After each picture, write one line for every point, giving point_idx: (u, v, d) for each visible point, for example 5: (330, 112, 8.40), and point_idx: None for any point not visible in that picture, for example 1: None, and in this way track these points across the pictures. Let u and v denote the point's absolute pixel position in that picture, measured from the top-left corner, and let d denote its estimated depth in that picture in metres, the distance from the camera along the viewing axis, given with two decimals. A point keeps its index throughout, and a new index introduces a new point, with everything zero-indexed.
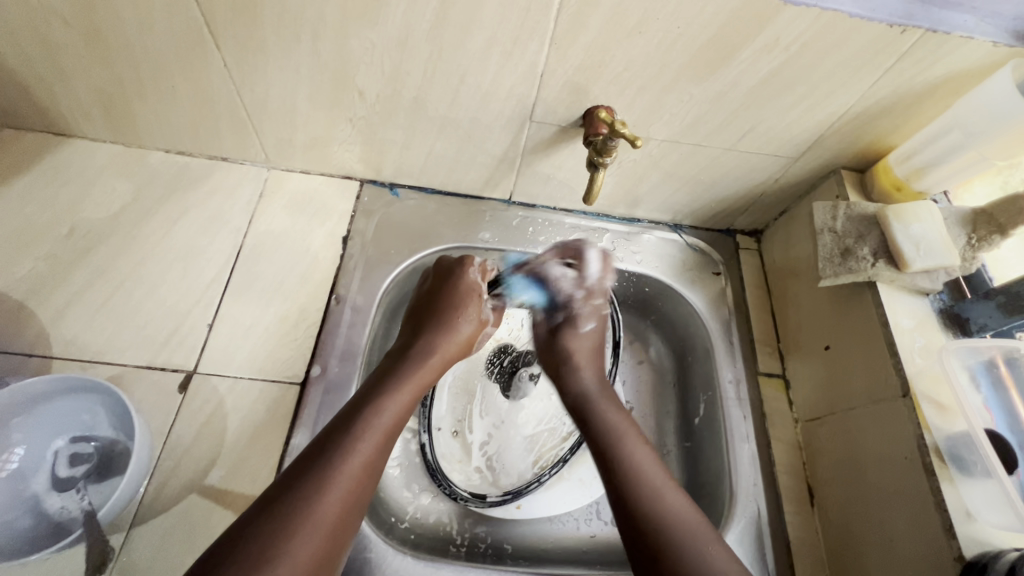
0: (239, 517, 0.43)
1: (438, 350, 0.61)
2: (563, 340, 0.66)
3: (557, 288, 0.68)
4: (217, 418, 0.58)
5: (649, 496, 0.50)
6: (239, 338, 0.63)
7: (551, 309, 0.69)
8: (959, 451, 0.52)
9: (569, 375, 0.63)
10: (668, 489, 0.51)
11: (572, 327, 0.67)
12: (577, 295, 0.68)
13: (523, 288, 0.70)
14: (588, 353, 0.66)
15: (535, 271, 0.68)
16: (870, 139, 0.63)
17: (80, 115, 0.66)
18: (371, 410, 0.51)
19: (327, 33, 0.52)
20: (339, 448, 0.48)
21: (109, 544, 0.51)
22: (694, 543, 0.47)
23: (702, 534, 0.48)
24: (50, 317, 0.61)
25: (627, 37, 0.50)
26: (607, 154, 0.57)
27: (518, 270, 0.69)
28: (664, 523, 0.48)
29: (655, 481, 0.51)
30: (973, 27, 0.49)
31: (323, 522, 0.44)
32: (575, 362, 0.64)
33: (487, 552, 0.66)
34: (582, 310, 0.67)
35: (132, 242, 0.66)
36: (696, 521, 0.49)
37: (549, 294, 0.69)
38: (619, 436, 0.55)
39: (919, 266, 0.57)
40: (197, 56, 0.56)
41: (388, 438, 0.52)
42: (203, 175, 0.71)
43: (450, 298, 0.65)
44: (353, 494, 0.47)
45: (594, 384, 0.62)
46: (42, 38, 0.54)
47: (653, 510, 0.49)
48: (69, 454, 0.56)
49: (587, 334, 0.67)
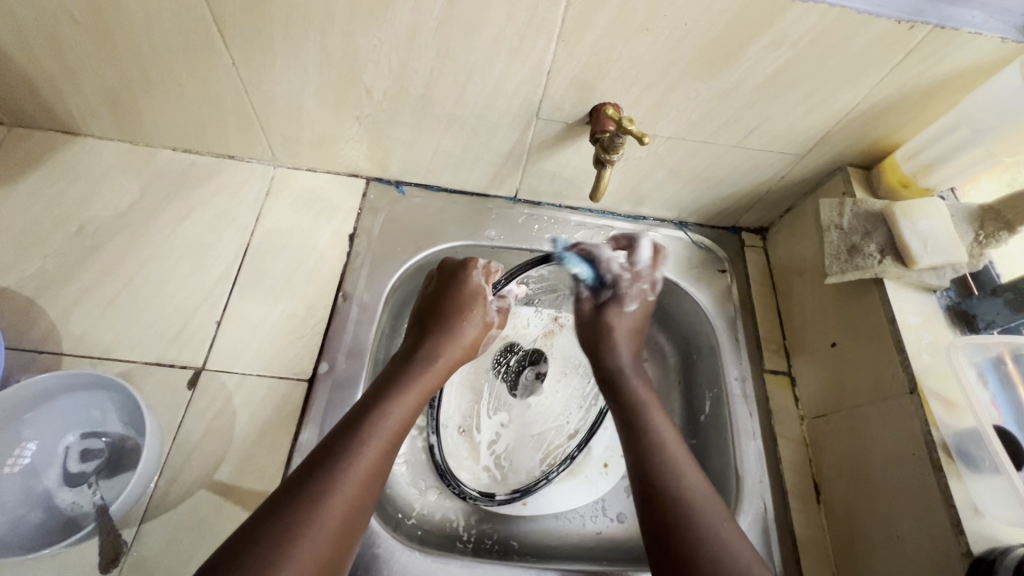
0: (246, 521, 0.43)
1: (442, 355, 0.61)
2: (606, 317, 0.67)
3: (608, 269, 0.69)
4: (226, 415, 0.58)
5: (668, 468, 0.51)
6: (247, 335, 0.63)
7: (599, 288, 0.69)
8: (967, 447, 0.52)
9: (606, 351, 0.64)
10: (687, 462, 0.52)
11: (616, 305, 0.67)
12: (625, 276, 0.68)
13: (578, 265, 0.70)
14: (628, 332, 0.66)
15: (588, 251, 0.69)
16: (877, 136, 0.63)
17: (89, 113, 0.66)
18: (376, 415, 0.52)
19: (335, 32, 0.53)
20: (344, 452, 0.48)
21: (120, 539, 0.52)
22: (706, 516, 0.47)
23: (717, 511, 0.48)
24: (59, 315, 0.61)
25: (634, 34, 0.50)
26: (613, 151, 0.57)
27: (572, 248, 0.70)
28: (679, 495, 0.49)
29: (676, 458, 0.52)
30: (980, 23, 0.49)
31: (329, 525, 0.44)
32: (613, 339, 0.65)
33: (494, 548, 0.66)
34: (629, 290, 0.68)
35: (140, 239, 0.67)
36: (713, 501, 0.49)
37: (600, 273, 0.69)
38: (646, 410, 0.57)
39: (927, 263, 0.57)
40: (206, 54, 0.56)
41: (393, 443, 0.52)
42: (210, 173, 0.72)
43: (455, 300, 0.65)
44: (359, 498, 0.47)
45: (629, 364, 0.63)
46: (52, 37, 0.55)
47: (671, 481, 0.50)
48: (80, 450, 0.56)
49: (630, 315, 0.67)
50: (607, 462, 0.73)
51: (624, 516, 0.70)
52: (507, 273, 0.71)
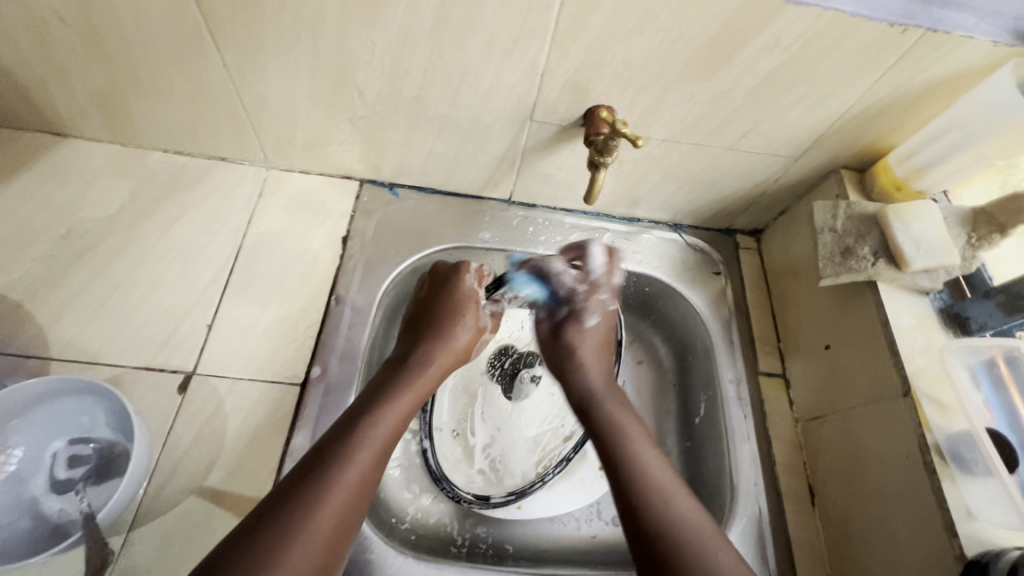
0: (237, 527, 0.43)
1: (435, 360, 0.61)
2: (568, 336, 0.66)
3: (559, 284, 0.67)
4: (217, 419, 0.58)
5: (655, 501, 0.50)
6: (239, 339, 0.62)
7: (554, 305, 0.69)
8: (960, 450, 0.52)
9: (575, 373, 0.63)
10: (676, 491, 0.51)
11: (576, 322, 0.67)
12: (579, 290, 0.67)
13: (528, 284, 0.68)
14: (595, 348, 0.66)
15: (537, 267, 0.67)
16: (870, 139, 0.63)
17: (79, 115, 0.65)
18: (369, 419, 0.51)
19: (327, 33, 0.52)
20: (337, 457, 0.48)
21: (108, 547, 0.51)
22: (703, 548, 0.47)
23: (712, 545, 0.47)
24: (48, 319, 0.60)
25: (628, 36, 0.50)
26: (607, 153, 0.57)
27: (523, 268, 0.68)
28: (672, 526, 0.48)
29: (665, 488, 0.51)
30: (973, 26, 0.49)
31: (320, 532, 0.44)
32: (579, 357, 0.65)
33: (488, 552, 0.66)
34: (586, 305, 0.67)
35: (130, 242, 0.66)
36: (706, 532, 0.48)
37: (553, 291, 0.68)
38: (624, 437, 0.55)
39: (920, 266, 0.57)
40: (197, 56, 0.56)
41: (386, 448, 0.51)
42: (202, 175, 0.71)
43: (448, 306, 0.65)
44: (351, 505, 0.46)
45: (600, 383, 0.62)
46: (39, 38, 0.54)
47: (661, 513, 0.49)
48: (68, 457, 0.56)
49: (592, 330, 0.67)
50: (601, 465, 0.73)
51: (619, 519, 0.70)
52: (496, 277, 0.69)
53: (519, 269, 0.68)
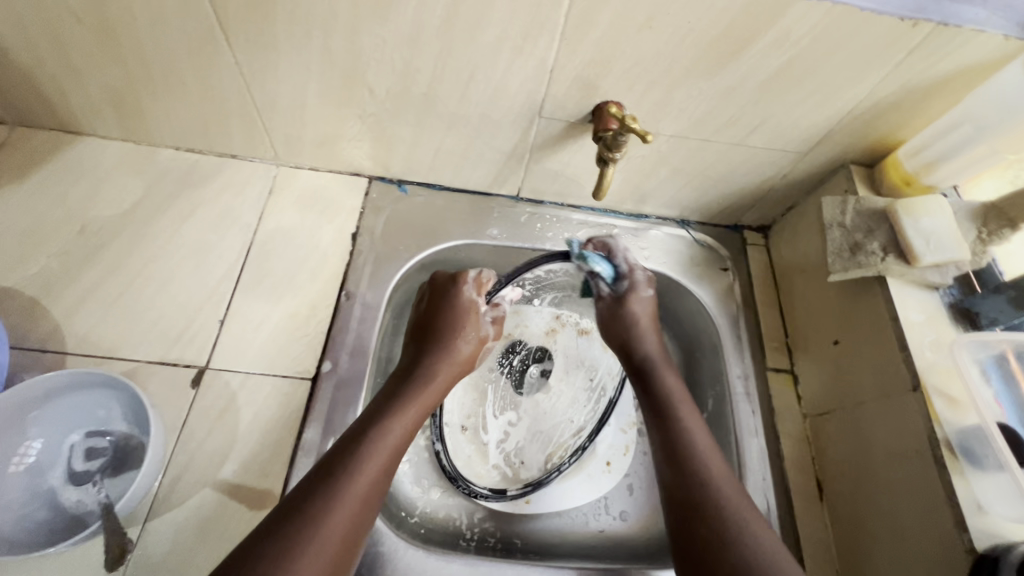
0: (245, 539, 0.43)
1: (438, 374, 0.61)
2: (627, 306, 0.66)
3: (622, 260, 0.68)
4: (230, 413, 0.59)
5: (692, 454, 0.54)
6: (250, 334, 0.63)
7: (614, 280, 0.68)
8: (970, 444, 0.52)
9: (635, 340, 0.65)
10: (711, 449, 0.55)
11: (635, 293, 0.67)
12: (639, 265, 0.68)
13: (599, 262, 0.67)
14: (650, 318, 0.66)
15: (603, 244, 0.68)
16: (879, 134, 0.63)
17: (92, 113, 0.66)
18: (377, 432, 0.52)
19: (339, 30, 0.53)
20: (345, 470, 0.48)
21: (126, 537, 0.52)
22: (727, 502, 0.50)
23: (739, 497, 0.50)
24: (63, 314, 0.61)
25: (637, 32, 0.50)
26: (617, 149, 0.58)
27: (588, 246, 0.68)
28: (704, 481, 0.51)
29: (701, 446, 0.55)
30: (983, 20, 0.49)
31: (329, 544, 0.44)
32: (640, 329, 0.65)
33: (497, 546, 0.67)
34: (643, 277, 0.67)
35: (144, 238, 0.67)
36: (735, 487, 0.51)
37: (617, 266, 0.68)
38: (671, 400, 0.59)
39: (930, 260, 0.57)
40: (210, 53, 0.56)
41: (392, 462, 0.52)
42: (213, 172, 0.72)
43: (449, 318, 0.65)
44: (355, 523, 0.46)
45: (656, 352, 0.64)
46: (55, 36, 0.55)
47: (695, 462, 0.53)
48: (85, 449, 0.57)
49: (649, 299, 0.67)
50: (609, 460, 0.73)
51: (626, 514, 0.70)
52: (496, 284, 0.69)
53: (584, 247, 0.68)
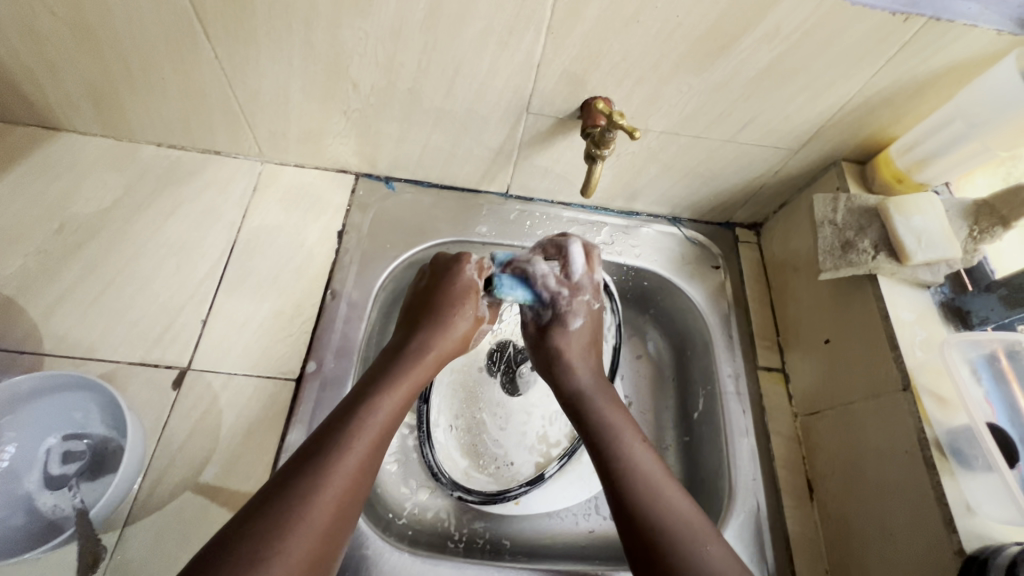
0: (235, 515, 0.43)
1: (434, 347, 0.60)
2: (552, 340, 0.64)
3: (542, 287, 0.65)
4: (212, 415, 0.57)
5: (647, 498, 0.49)
6: (233, 334, 0.62)
7: (539, 308, 0.66)
8: (960, 445, 0.51)
9: (562, 376, 0.62)
10: (667, 486, 0.51)
11: (560, 326, 0.65)
12: (563, 292, 0.65)
13: (512, 288, 0.65)
14: (580, 350, 0.64)
15: (520, 268, 0.65)
16: (871, 131, 0.62)
17: (70, 108, 0.64)
18: (365, 409, 0.51)
19: (320, 24, 0.51)
20: (334, 447, 0.47)
21: (101, 544, 0.51)
22: (691, 543, 0.46)
23: (703, 539, 0.47)
24: (41, 314, 0.60)
25: (625, 26, 0.49)
26: (605, 146, 0.56)
27: (506, 269, 0.66)
28: (662, 523, 0.48)
29: (655, 485, 0.50)
30: (976, 15, 0.48)
31: (318, 522, 0.43)
32: (566, 362, 0.63)
33: (486, 547, 0.66)
34: (568, 307, 0.65)
35: (124, 237, 0.65)
36: (699, 524, 0.48)
37: (535, 292, 0.65)
38: (614, 436, 0.54)
39: (921, 259, 0.56)
40: (188, 47, 0.55)
41: (383, 439, 0.51)
42: (196, 169, 0.70)
43: (446, 297, 0.64)
44: (347, 496, 0.46)
45: (591, 382, 0.61)
46: (28, 31, 0.53)
47: (651, 509, 0.49)
48: (61, 452, 0.56)
49: (577, 332, 0.65)
50: None
51: None
52: (498, 268, 0.69)
53: (503, 271, 0.66)
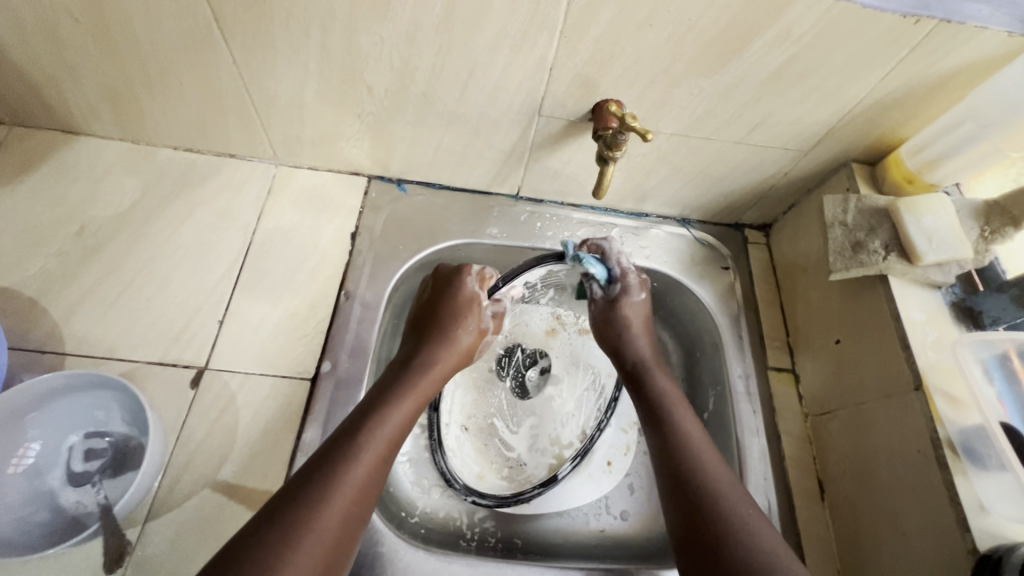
0: (245, 525, 0.44)
1: (439, 361, 0.61)
2: (619, 309, 0.67)
3: (616, 263, 0.68)
4: (228, 414, 0.58)
5: (692, 457, 0.53)
6: (249, 335, 0.63)
7: (607, 284, 0.68)
8: (972, 444, 0.52)
9: (626, 345, 0.65)
10: (710, 453, 0.54)
11: (626, 297, 0.67)
12: (632, 270, 0.68)
13: (595, 265, 0.66)
14: (641, 321, 0.67)
15: (597, 246, 0.68)
16: (880, 132, 0.62)
17: (89, 112, 0.66)
18: (373, 421, 0.52)
19: (336, 29, 0.52)
20: (342, 459, 0.48)
21: (124, 539, 0.52)
22: (728, 500, 0.49)
23: (741, 500, 0.49)
24: (62, 315, 0.61)
25: (637, 30, 0.50)
26: (616, 148, 0.57)
27: (581, 248, 0.68)
28: (704, 479, 0.51)
29: (700, 449, 0.54)
30: (986, 17, 0.49)
31: (326, 533, 0.44)
32: (631, 332, 0.66)
33: (497, 546, 0.66)
34: (635, 281, 0.67)
35: (142, 238, 0.67)
36: (737, 488, 0.51)
37: (610, 268, 0.67)
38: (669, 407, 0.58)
39: (932, 259, 0.57)
40: (207, 53, 0.56)
41: (389, 452, 0.52)
42: (212, 172, 0.71)
43: (451, 308, 0.65)
44: (354, 508, 0.47)
45: (650, 356, 0.64)
46: (52, 37, 0.55)
47: (693, 465, 0.52)
48: (84, 450, 0.56)
49: (640, 303, 0.67)
50: (609, 460, 0.72)
51: (627, 514, 0.70)
52: (500, 281, 0.70)
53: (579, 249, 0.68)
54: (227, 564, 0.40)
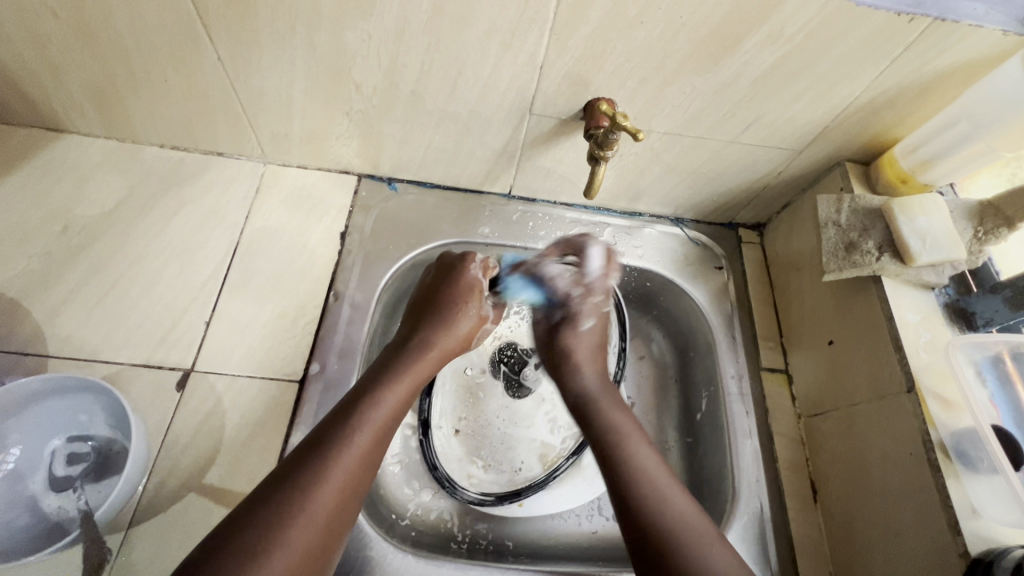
0: (238, 506, 0.44)
1: (437, 342, 0.61)
2: (563, 340, 0.64)
3: (555, 286, 0.66)
4: (215, 417, 0.58)
5: (652, 501, 0.49)
6: (236, 336, 0.62)
7: (551, 309, 0.67)
8: (964, 447, 0.51)
9: (569, 377, 0.62)
10: (672, 492, 0.50)
11: (572, 326, 0.65)
12: (575, 292, 0.65)
13: (523, 289, 0.68)
14: (589, 352, 0.64)
15: (530, 271, 0.66)
16: (874, 132, 0.62)
17: (73, 109, 0.64)
18: (368, 403, 0.51)
19: (322, 26, 0.51)
20: (336, 440, 0.48)
21: (106, 546, 0.51)
22: (696, 547, 0.46)
23: (708, 543, 0.47)
24: (45, 316, 0.60)
25: (628, 27, 0.49)
26: (607, 147, 0.56)
27: (513, 271, 0.68)
28: (666, 527, 0.47)
29: (660, 488, 0.50)
30: (981, 15, 0.48)
31: (316, 518, 0.44)
32: (574, 361, 0.63)
33: (488, 548, 0.66)
34: (581, 308, 0.65)
35: (128, 238, 0.66)
36: (704, 529, 0.48)
37: (547, 293, 0.67)
38: (621, 440, 0.54)
39: (925, 260, 0.56)
40: (190, 49, 0.55)
41: (384, 432, 0.51)
42: (199, 170, 0.70)
43: (450, 294, 0.64)
44: (348, 489, 0.47)
45: (597, 385, 0.61)
46: (31, 34, 0.53)
47: (654, 512, 0.48)
48: (66, 454, 0.56)
49: (587, 332, 0.65)
50: None
51: None
52: (503, 271, 0.69)
53: (510, 272, 0.68)
54: (216, 546, 0.40)
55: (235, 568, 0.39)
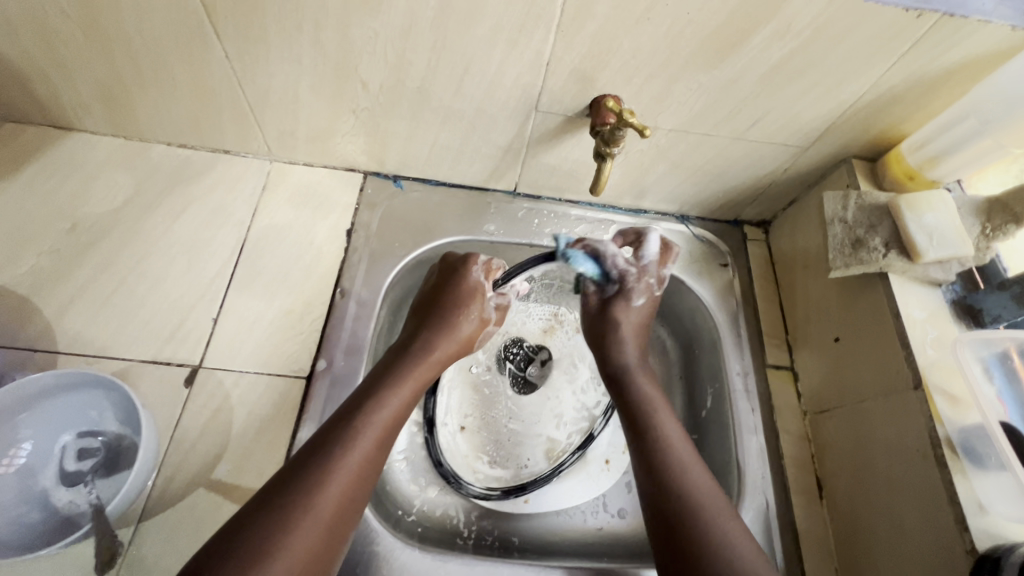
0: (243, 507, 0.44)
1: (438, 346, 0.61)
2: (614, 314, 0.65)
3: (613, 264, 0.65)
4: (223, 413, 0.58)
5: (671, 463, 0.51)
6: (244, 333, 0.62)
7: (605, 284, 0.67)
8: (972, 443, 0.51)
9: (613, 349, 0.63)
10: (691, 458, 0.52)
11: (624, 301, 0.65)
12: (631, 271, 0.66)
13: (583, 262, 0.65)
14: (635, 329, 0.65)
15: (592, 246, 0.65)
16: (881, 128, 0.62)
17: (82, 107, 0.65)
18: (370, 406, 0.52)
19: (328, 23, 0.52)
20: (340, 443, 0.48)
21: (116, 540, 0.51)
22: (708, 506, 0.48)
23: (720, 508, 0.48)
24: (54, 313, 0.60)
25: (635, 24, 0.49)
26: (614, 143, 0.57)
27: (577, 246, 0.65)
28: (682, 485, 0.50)
29: (680, 452, 0.52)
30: (990, 11, 0.48)
31: (320, 519, 0.44)
32: (620, 335, 0.64)
33: (494, 544, 0.66)
34: (635, 286, 0.65)
35: (136, 236, 0.66)
36: (716, 496, 0.49)
37: (606, 269, 0.66)
38: (649, 408, 0.57)
39: (933, 257, 0.56)
40: (198, 47, 0.55)
41: (387, 435, 0.52)
42: (206, 168, 0.71)
43: (453, 297, 0.64)
44: (351, 491, 0.47)
45: (636, 361, 0.63)
46: (41, 33, 0.54)
47: (671, 471, 0.51)
48: (77, 449, 0.56)
49: (638, 309, 0.66)
50: (608, 457, 0.73)
51: (625, 512, 0.70)
52: (507, 271, 0.69)
53: (573, 246, 0.65)
54: (220, 547, 0.41)
55: (241, 568, 0.39)
